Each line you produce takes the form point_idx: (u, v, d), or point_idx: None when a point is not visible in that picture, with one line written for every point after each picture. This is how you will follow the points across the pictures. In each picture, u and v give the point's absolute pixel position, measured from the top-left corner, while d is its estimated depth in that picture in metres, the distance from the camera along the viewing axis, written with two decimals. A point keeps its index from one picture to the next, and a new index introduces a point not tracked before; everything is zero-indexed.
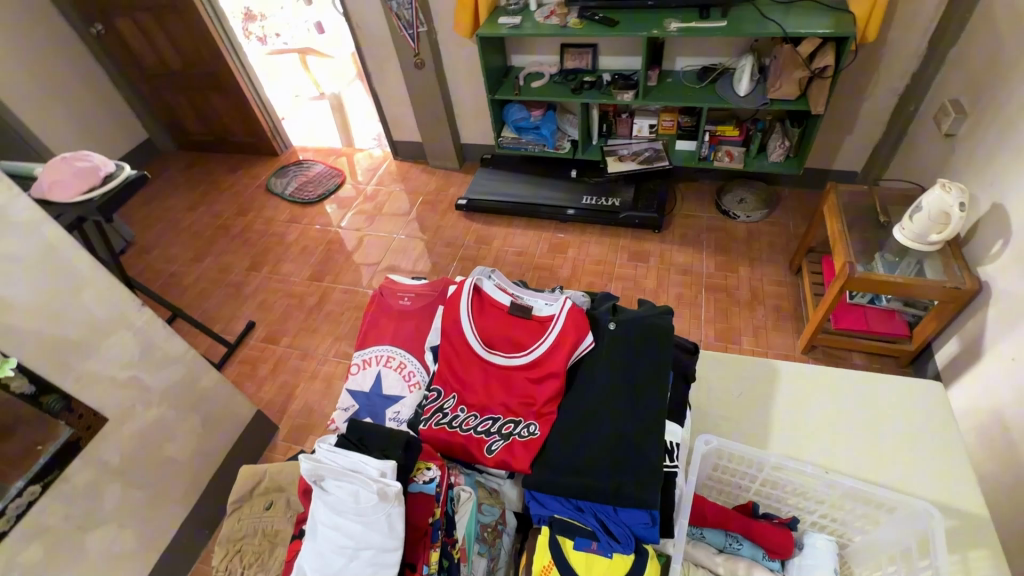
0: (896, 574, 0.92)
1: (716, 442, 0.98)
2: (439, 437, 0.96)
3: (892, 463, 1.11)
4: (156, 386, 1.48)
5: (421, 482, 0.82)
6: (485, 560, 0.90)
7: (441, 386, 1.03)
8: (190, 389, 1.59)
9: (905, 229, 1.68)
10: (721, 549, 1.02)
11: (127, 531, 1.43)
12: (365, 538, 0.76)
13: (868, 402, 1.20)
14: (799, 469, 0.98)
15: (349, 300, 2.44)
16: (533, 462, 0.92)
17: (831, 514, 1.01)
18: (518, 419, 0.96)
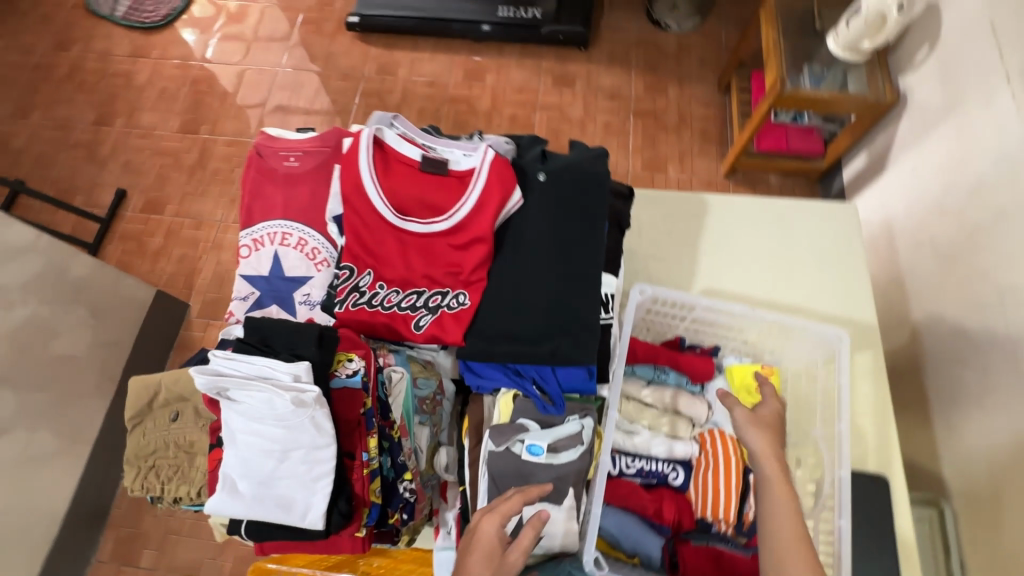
0: (802, 385, 1.03)
1: (650, 291, 1.00)
2: (359, 319, 0.86)
3: (805, 282, 1.17)
4: (12, 282, 1.25)
5: (344, 376, 0.75)
6: (428, 428, 0.89)
7: (353, 262, 0.88)
8: (62, 281, 1.36)
9: (838, 36, 1.58)
10: (649, 381, 1.07)
11: (42, 433, 1.32)
12: (291, 440, 0.69)
13: (789, 226, 1.22)
14: (729, 309, 1.02)
15: (237, 151, 2.07)
16: (465, 334, 0.85)
17: (749, 341, 1.08)
18: (445, 290, 0.87)
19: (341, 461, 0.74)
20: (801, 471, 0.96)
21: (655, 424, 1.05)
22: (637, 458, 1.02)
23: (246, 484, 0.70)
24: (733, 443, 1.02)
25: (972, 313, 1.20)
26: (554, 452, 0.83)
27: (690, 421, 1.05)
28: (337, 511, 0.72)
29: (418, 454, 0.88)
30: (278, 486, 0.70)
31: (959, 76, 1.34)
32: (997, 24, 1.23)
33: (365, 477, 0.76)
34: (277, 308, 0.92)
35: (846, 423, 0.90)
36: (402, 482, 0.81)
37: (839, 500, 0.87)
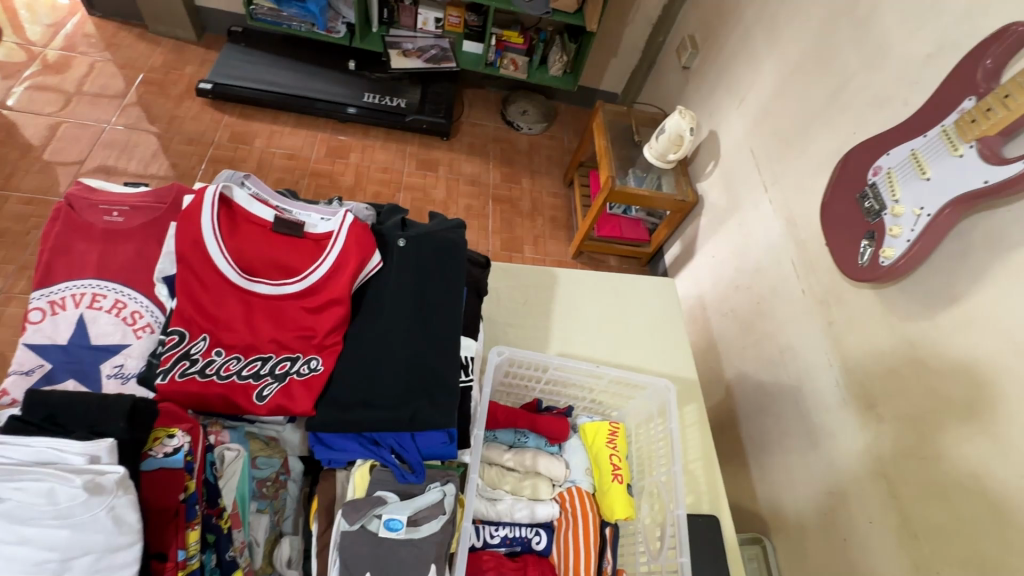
0: (643, 437, 1.13)
1: (508, 352, 1.04)
2: (187, 391, 0.75)
3: (643, 345, 1.33)
4: None
5: (161, 456, 0.63)
6: (267, 516, 0.79)
7: (183, 326, 0.79)
8: None
9: (651, 147, 1.95)
10: (510, 445, 1.11)
11: None
12: (73, 545, 0.54)
13: (625, 295, 1.40)
14: (578, 367, 1.11)
15: (37, 211, 1.74)
16: (317, 403, 0.79)
17: (596, 398, 1.18)
18: (295, 355, 0.81)
19: (147, 564, 0.60)
20: (649, 518, 1.04)
21: (517, 488, 1.06)
22: (500, 526, 1.00)
23: None
24: (589, 498, 1.06)
25: (765, 368, 1.46)
26: (414, 525, 0.78)
27: (550, 481, 1.08)
28: None
29: (253, 550, 0.76)
30: None
31: (735, 185, 1.74)
32: (755, 150, 1.65)
33: None
34: (74, 383, 0.76)
35: (678, 465, 1.01)
36: None
37: (679, 537, 0.95)
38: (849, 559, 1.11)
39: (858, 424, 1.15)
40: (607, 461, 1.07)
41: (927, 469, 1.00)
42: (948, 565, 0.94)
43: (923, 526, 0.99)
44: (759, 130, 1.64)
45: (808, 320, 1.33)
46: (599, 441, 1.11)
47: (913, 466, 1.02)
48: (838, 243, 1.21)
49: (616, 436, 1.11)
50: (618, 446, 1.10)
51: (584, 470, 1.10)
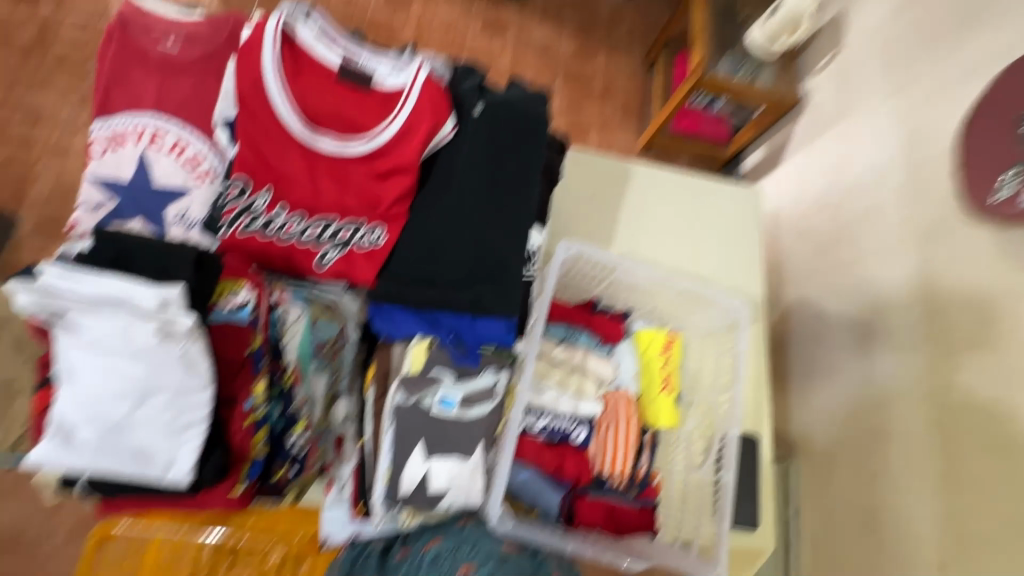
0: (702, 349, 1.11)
1: (577, 249, 0.98)
2: (249, 247, 0.73)
3: (711, 258, 1.23)
4: None
5: (229, 310, 0.64)
6: (325, 376, 0.81)
7: (247, 176, 0.74)
8: None
9: (759, 29, 1.64)
10: (561, 340, 1.06)
11: None
12: (153, 380, 0.57)
13: (700, 201, 1.26)
14: (646, 273, 1.03)
15: (94, 38, 1.66)
16: (379, 274, 0.77)
17: (654, 306, 1.13)
18: (358, 223, 0.77)
19: (218, 408, 0.63)
20: (695, 431, 1.05)
21: (564, 382, 1.04)
22: (543, 415, 1.00)
23: (88, 431, 0.57)
24: (634, 405, 1.04)
25: (834, 298, 1.35)
26: (467, 406, 0.81)
27: (596, 381, 1.06)
28: (210, 464, 0.61)
29: (313, 405, 0.79)
30: (134, 435, 0.58)
31: (853, 86, 1.47)
32: (890, 44, 1.36)
33: (249, 429, 0.65)
34: (141, 224, 0.74)
35: (738, 387, 0.98)
36: (292, 433, 0.72)
37: (727, 454, 0.94)
38: (877, 494, 1.10)
39: (928, 373, 1.05)
40: (658, 370, 1.07)
41: (994, 429, 0.91)
42: (985, 520, 0.90)
43: (971, 479, 0.94)
44: (904, 16, 1.33)
45: (903, 254, 1.18)
46: (653, 350, 1.09)
47: (981, 420, 0.94)
48: (973, 169, 1.01)
49: (672, 347, 1.09)
50: (671, 358, 1.09)
51: (634, 374, 1.07)
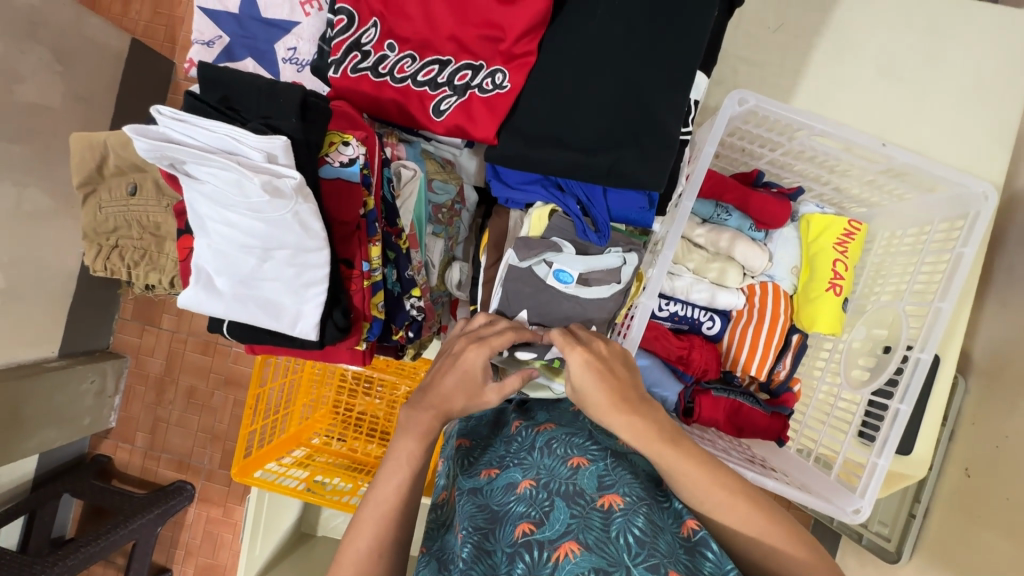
0: (905, 243, 0.84)
1: (752, 102, 0.73)
2: (360, 91, 0.64)
3: (938, 122, 0.90)
4: None
5: (337, 165, 0.57)
6: (442, 241, 0.76)
7: (352, 6, 0.63)
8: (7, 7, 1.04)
9: None
10: (706, 220, 0.91)
11: (35, 188, 1.14)
12: (271, 237, 0.55)
13: (939, 35, 0.89)
14: (843, 140, 0.77)
15: None
16: (500, 130, 0.65)
17: (838, 184, 0.89)
18: (477, 64, 0.64)
19: (337, 269, 0.61)
20: (861, 342, 0.85)
21: (701, 269, 0.90)
22: (672, 301, 0.90)
23: (226, 281, 0.58)
24: (786, 301, 0.90)
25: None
26: (585, 283, 0.71)
27: (742, 270, 0.90)
28: (333, 323, 0.62)
29: (429, 269, 0.76)
30: (265, 287, 0.59)
31: None
32: None
33: (366, 289, 0.64)
34: (253, 64, 0.69)
35: (949, 302, 0.73)
36: (409, 298, 0.70)
37: (906, 381, 0.74)
38: None
39: None
40: (827, 265, 0.87)
41: None
42: None
43: None
44: None
45: None
46: (824, 239, 0.88)
47: None
48: None
49: (851, 239, 0.87)
50: (848, 252, 0.87)
51: (790, 267, 0.91)
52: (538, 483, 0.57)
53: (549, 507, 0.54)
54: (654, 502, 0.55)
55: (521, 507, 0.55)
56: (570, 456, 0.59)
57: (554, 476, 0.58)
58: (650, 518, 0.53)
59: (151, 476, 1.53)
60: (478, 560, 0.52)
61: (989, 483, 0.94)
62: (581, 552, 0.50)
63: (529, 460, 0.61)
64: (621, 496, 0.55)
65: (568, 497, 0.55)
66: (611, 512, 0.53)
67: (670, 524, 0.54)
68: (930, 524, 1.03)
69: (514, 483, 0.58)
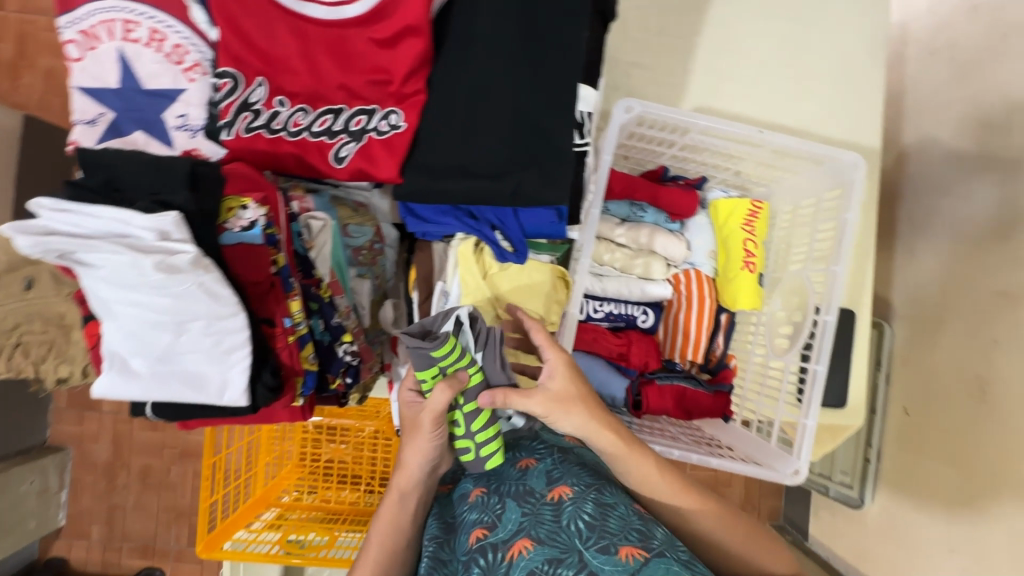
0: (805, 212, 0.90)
1: (639, 108, 0.78)
2: (257, 149, 0.65)
3: (817, 99, 0.98)
4: None
5: (238, 230, 0.57)
6: (368, 281, 0.77)
7: (234, 67, 0.63)
8: None
9: None
10: (624, 219, 0.95)
11: None
12: (181, 311, 0.54)
13: (804, 20, 0.97)
14: (729, 132, 0.84)
15: None
16: (403, 168, 0.66)
17: (740, 171, 0.95)
18: (371, 108, 0.65)
19: (259, 330, 0.61)
20: (781, 312, 0.91)
21: (627, 266, 0.93)
22: (606, 302, 0.93)
23: (141, 361, 0.57)
24: (710, 284, 0.95)
25: (968, 135, 0.99)
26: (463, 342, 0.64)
27: (665, 262, 0.95)
28: (264, 384, 0.61)
29: (360, 311, 0.76)
30: (184, 360, 0.58)
31: None
32: None
33: (293, 345, 0.64)
34: (143, 136, 0.67)
35: (843, 265, 0.81)
36: (341, 345, 0.70)
37: (819, 343, 0.81)
38: (988, 359, 0.92)
39: None
40: (739, 246, 0.91)
41: None
42: None
43: None
44: None
45: None
46: (733, 221, 0.93)
47: None
48: None
49: (756, 217, 0.92)
50: (756, 230, 0.92)
51: (708, 252, 0.96)
52: (489, 489, 0.59)
53: (501, 509, 0.56)
54: (603, 484, 0.57)
55: (474, 514, 0.57)
56: (518, 459, 0.62)
57: (504, 480, 0.60)
58: (599, 501, 0.55)
59: (115, 569, 1.43)
60: (436, 567, 0.56)
61: (927, 419, 1.02)
62: (534, 546, 0.51)
63: (480, 470, 0.64)
64: (568, 486, 0.56)
65: (519, 497, 0.56)
66: (561, 503, 0.54)
67: (622, 499, 0.56)
68: (884, 465, 1.11)
69: (467, 493, 0.61)
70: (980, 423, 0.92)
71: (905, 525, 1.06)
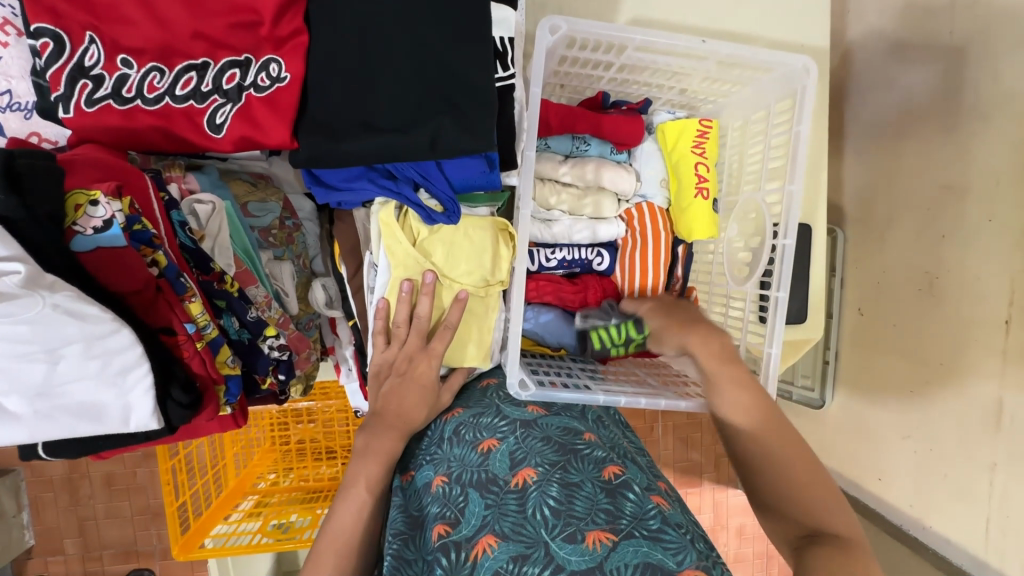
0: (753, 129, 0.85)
1: (566, 27, 0.68)
2: (109, 126, 0.53)
3: None
4: None
5: (92, 233, 0.46)
6: (289, 262, 0.68)
7: (54, 23, 0.49)
8: None
9: None
10: (567, 156, 0.87)
11: None
12: (45, 337, 0.45)
13: None
14: (673, 46, 0.75)
15: None
16: (298, 130, 0.56)
17: (686, 88, 0.87)
18: (245, 60, 0.54)
19: (155, 342, 0.52)
20: (738, 238, 0.87)
21: (576, 208, 0.87)
22: (557, 249, 0.87)
23: (15, 400, 0.48)
24: (663, 215, 0.90)
25: (914, 25, 0.94)
26: None
27: (615, 197, 0.88)
28: (174, 403, 0.53)
29: (285, 298, 0.68)
30: (70, 391, 0.49)
31: None
32: None
33: (204, 351, 0.56)
34: None
35: (798, 183, 0.76)
36: (265, 341, 0.62)
37: (778, 269, 0.78)
38: (938, 255, 0.90)
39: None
40: (690, 171, 0.86)
41: None
42: None
43: None
44: None
45: None
46: (682, 145, 0.86)
47: None
48: None
49: (706, 137, 0.86)
50: (707, 152, 0.86)
51: (658, 182, 0.90)
52: (450, 479, 0.56)
53: (464, 502, 0.54)
54: (568, 460, 0.55)
55: (436, 508, 0.55)
56: (480, 441, 0.59)
57: (465, 467, 0.57)
58: (563, 482, 0.53)
59: None
60: (398, 568, 0.53)
61: (877, 318, 1.03)
62: (498, 543, 0.49)
63: (440, 454, 0.61)
64: (532, 468, 0.54)
65: (481, 487, 0.54)
66: (526, 488, 0.53)
67: (589, 475, 0.54)
68: (841, 366, 1.12)
69: (429, 481, 0.58)
70: (924, 320, 0.93)
71: (860, 422, 1.09)
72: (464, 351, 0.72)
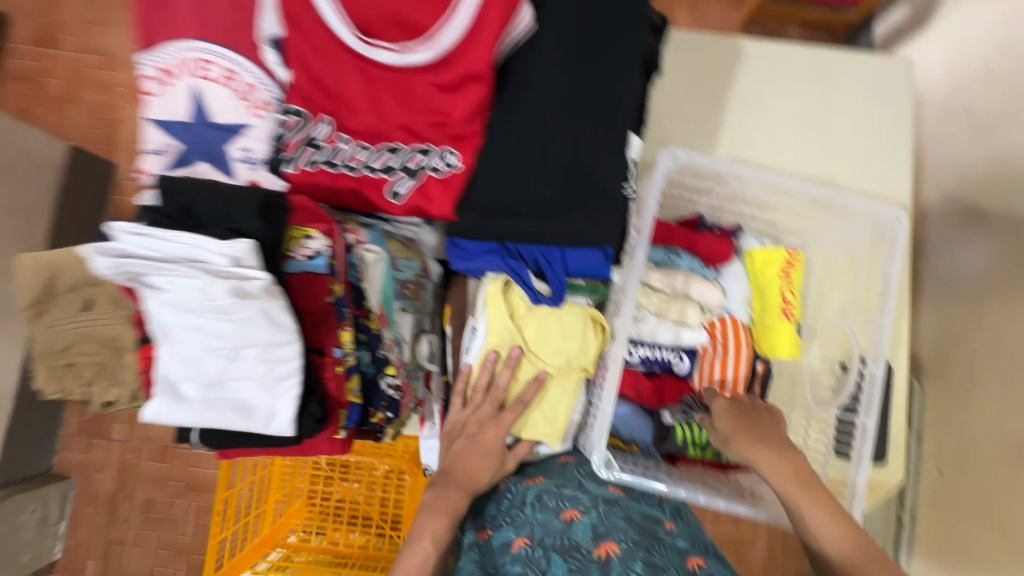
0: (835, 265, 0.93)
1: (684, 156, 0.82)
2: (316, 183, 0.67)
3: (846, 156, 1.00)
4: None
5: (302, 259, 0.60)
6: (411, 315, 0.76)
7: (303, 106, 0.67)
8: None
9: None
10: (659, 264, 0.94)
11: None
12: (239, 337, 0.54)
13: (831, 83, 1.01)
14: (768, 181, 0.88)
15: None
16: (457, 206, 0.68)
17: (773, 220, 0.96)
18: (428, 147, 0.67)
19: (309, 358, 0.61)
20: (820, 363, 0.91)
21: (663, 310, 0.92)
22: (641, 346, 0.92)
23: (191, 387, 0.57)
24: (746, 331, 0.93)
25: (991, 197, 1.01)
26: None
27: (700, 308, 0.94)
28: (309, 415, 0.60)
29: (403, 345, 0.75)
30: (234, 388, 0.57)
31: None
32: None
33: (341, 376, 0.63)
34: (206, 166, 0.70)
35: (886, 316, 0.83)
36: (384, 377, 0.70)
37: (867, 395, 0.81)
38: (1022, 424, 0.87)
39: None
40: (776, 293, 0.92)
41: None
42: None
43: None
44: None
45: None
46: (770, 269, 0.93)
47: None
48: None
49: (793, 266, 0.92)
50: (793, 279, 0.92)
51: (743, 299, 0.95)
52: (532, 542, 0.60)
53: (547, 565, 0.58)
54: (650, 544, 0.59)
55: (519, 567, 0.59)
56: (563, 509, 0.63)
57: (548, 532, 0.61)
58: (648, 562, 0.56)
59: None
60: None
61: (963, 480, 0.98)
62: None
63: (521, 517, 0.65)
64: (615, 543, 0.58)
65: (565, 553, 0.58)
66: (611, 561, 0.56)
67: (671, 562, 0.57)
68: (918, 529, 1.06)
69: (509, 541, 0.62)
70: (1008, 487, 0.88)
71: None
72: (537, 424, 0.76)
